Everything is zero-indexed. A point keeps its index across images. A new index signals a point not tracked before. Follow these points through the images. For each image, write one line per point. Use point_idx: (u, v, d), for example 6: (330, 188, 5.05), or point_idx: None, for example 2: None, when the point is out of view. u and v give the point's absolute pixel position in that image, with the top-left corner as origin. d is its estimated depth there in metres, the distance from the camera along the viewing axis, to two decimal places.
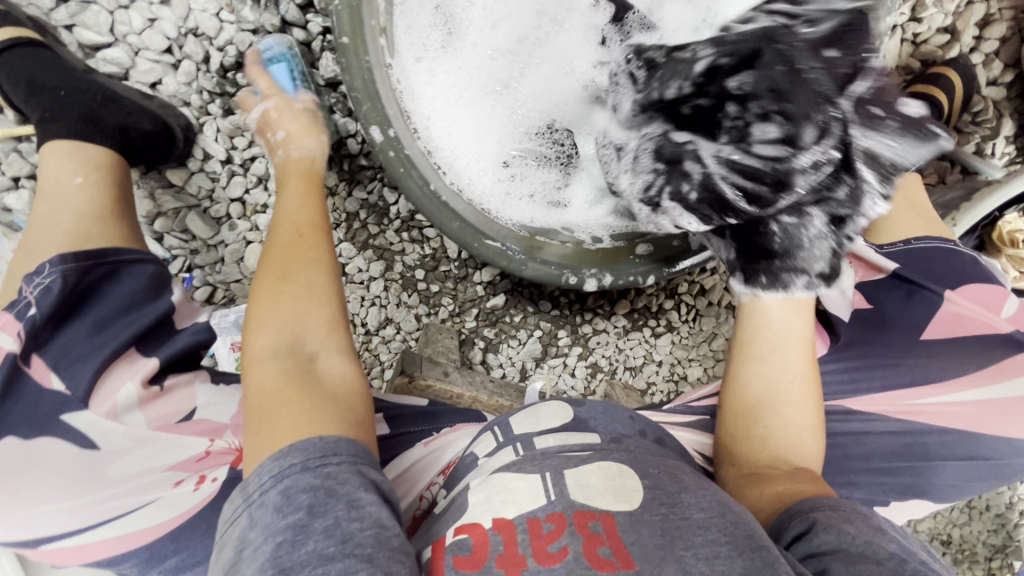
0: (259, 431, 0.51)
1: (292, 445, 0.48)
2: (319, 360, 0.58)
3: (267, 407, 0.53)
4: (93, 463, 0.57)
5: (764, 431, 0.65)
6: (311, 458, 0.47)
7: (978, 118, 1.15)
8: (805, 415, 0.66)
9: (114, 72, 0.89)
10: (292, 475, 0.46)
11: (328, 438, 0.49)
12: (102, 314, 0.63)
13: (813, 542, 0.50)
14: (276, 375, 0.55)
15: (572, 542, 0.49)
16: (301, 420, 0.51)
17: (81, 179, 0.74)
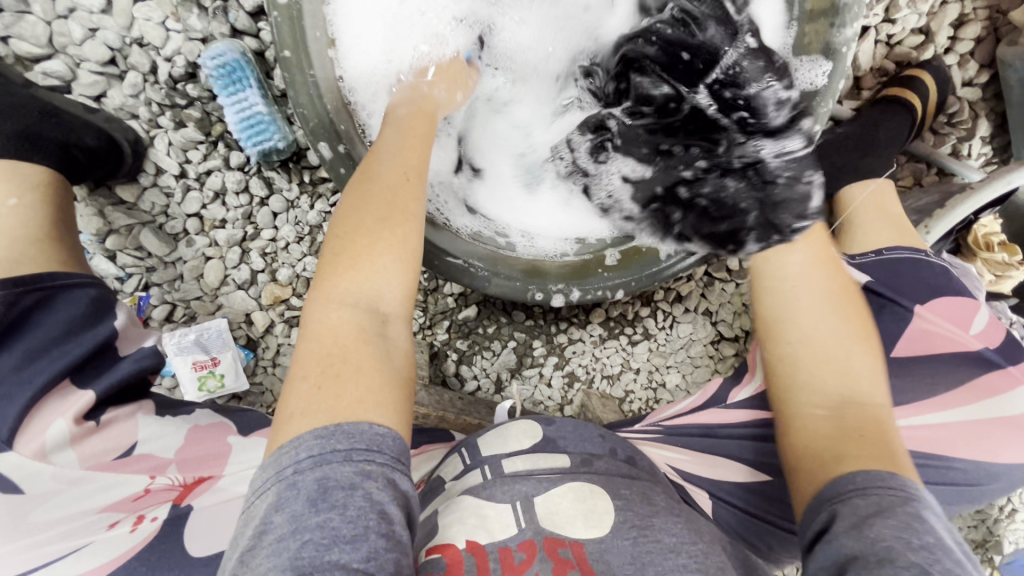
0: (313, 393, 0.48)
1: (338, 425, 0.46)
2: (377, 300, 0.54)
3: (331, 362, 0.49)
4: (19, 507, 0.54)
5: (801, 367, 0.60)
6: (342, 449, 0.45)
7: (954, 118, 1.14)
8: (839, 340, 0.59)
9: (56, 85, 0.85)
10: (331, 463, 0.44)
11: (377, 429, 0.47)
12: (34, 344, 0.62)
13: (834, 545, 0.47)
14: (336, 320, 0.52)
15: (543, 568, 0.52)
16: (355, 398, 0.48)
17: (14, 201, 0.71)
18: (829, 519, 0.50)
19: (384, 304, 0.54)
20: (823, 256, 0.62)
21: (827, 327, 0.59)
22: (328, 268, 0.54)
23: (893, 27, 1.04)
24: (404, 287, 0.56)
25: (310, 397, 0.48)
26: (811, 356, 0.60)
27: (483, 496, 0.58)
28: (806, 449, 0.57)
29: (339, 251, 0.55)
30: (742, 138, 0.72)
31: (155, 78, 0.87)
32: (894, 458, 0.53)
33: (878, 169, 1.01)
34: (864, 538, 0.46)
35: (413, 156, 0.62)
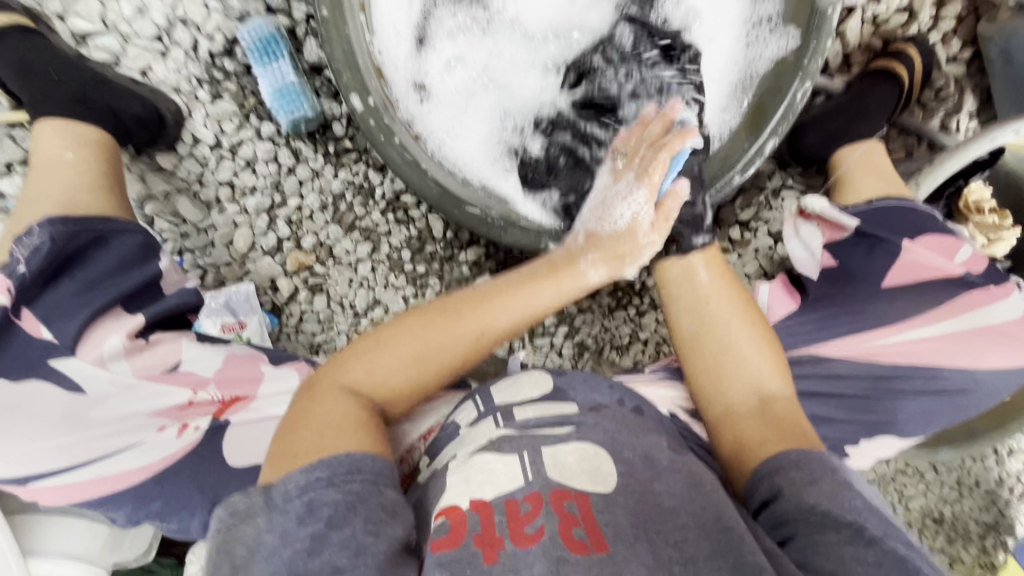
0: (295, 434, 0.56)
1: (311, 460, 0.52)
2: (385, 404, 0.63)
3: (311, 418, 0.57)
4: (82, 405, 0.61)
5: (713, 376, 0.69)
6: (340, 473, 0.51)
7: (941, 93, 1.20)
8: (748, 344, 0.69)
9: (105, 58, 0.93)
10: (321, 489, 0.50)
11: (355, 455, 0.53)
12: (93, 275, 0.64)
13: (776, 511, 0.55)
14: (350, 404, 0.59)
15: (548, 522, 0.53)
16: (328, 436, 0.55)
17: (71, 155, 0.76)
18: (775, 490, 0.57)
19: (392, 402, 0.64)
20: (716, 266, 0.74)
21: (737, 333, 0.69)
22: (375, 344, 0.64)
23: (877, 6, 1.12)
24: (413, 397, 0.66)
25: (318, 432, 0.56)
26: (726, 360, 0.69)
27: (494, 452, 0.61)
28: (729, 436, 0.65)
29: (413, 329, 0.65)
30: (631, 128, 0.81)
31: (196, 53, 0.95)
32: (807, 438, 0.62)
33: (869, 133, 1.06)
34: (803, 503, 0.54)
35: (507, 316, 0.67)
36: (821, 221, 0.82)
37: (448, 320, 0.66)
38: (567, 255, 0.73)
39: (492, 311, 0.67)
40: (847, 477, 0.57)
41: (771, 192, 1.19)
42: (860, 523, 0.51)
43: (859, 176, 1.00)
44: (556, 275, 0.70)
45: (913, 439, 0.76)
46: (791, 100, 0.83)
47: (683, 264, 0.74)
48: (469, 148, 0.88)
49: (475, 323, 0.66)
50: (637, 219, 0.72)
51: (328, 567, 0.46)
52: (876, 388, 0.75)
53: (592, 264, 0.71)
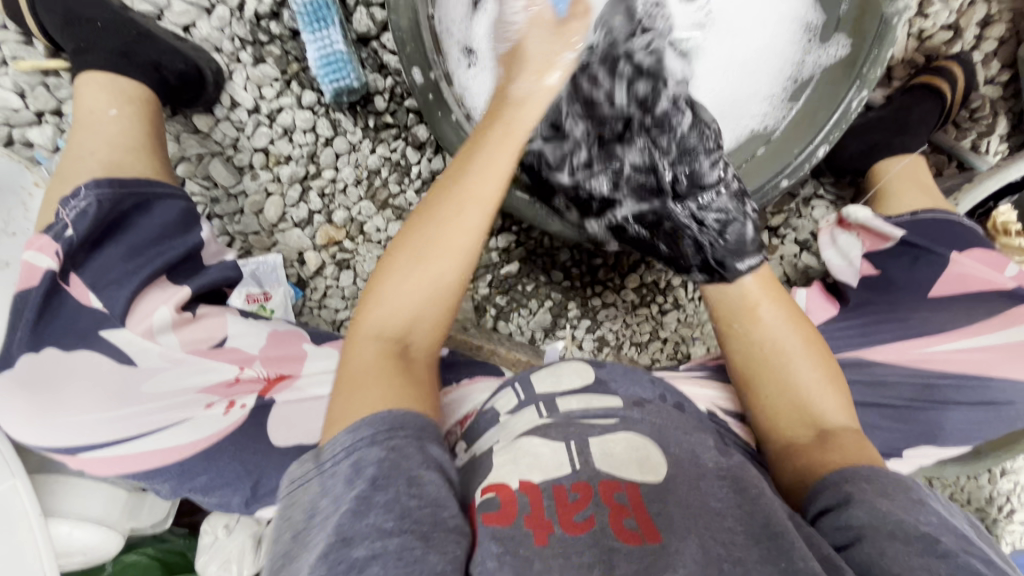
0: (348, 397, 0.57)
1: (362, 420, 0.54)
2: (411, 336, 0.64)
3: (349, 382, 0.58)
4: (131, 377, 0.59)
5: (776, 414, 0.69)
6: (382, 432, 0.52)
7: (976, 114, 1.20)
8: (810, 381, 0.69)
9: (149, 11, 0.90)
10: (363, 449, 0.51)
11: (397, 412, 0.54)
12: (137, 241, 0.62)
13: (845, 516, 0.54)
14: (375, 353, 0.61)
15: (598, 511, 0.54)
16: (383, 395, 0.56)
17: (114, 111, 0.74)
18: (841, 497, 0.56)
19: (419, 333, 0.64)
20: (768, 288, 0.74)
21: (798, 371, 0.69)
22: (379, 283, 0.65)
23: (924, 21, 1.13)
24: (439, 313, 0.66)
25: (353, 393, 0.57)
26: (785, 396, 0.69)
27: (539, 436, 0.61)
28: (791, 463, 0.65)
29: (420, 234, 0.65)
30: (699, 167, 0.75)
31: (242, 13, 0.92)
32: (869, 457, 0.61)
33: (912, 146, 1.06)
34: (874, 510, 0.53)
35: (482, 179, 0.65)
36: (864, 231, 0.83)
37: (436, 205, 0.66)
38: (499, 91, 0.69)
39: (462, 213, 0.65)
40: (919, 493, 0.56)
41: (803, 200, 1.20)
42: (934, 534, 0.51)
43: (902, 190, 1.01)
44: (496, 117, 0.67)
45: (954, 449, 0.77)
46: (846, 108, 0.83)
47: (740, 297, 0.74)
48: None
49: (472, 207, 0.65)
50: (532, 21, 0.68)
51: (375, 531, 0.45)
52: (921, 399, 0.75)
53: (516, 80, 0.68)
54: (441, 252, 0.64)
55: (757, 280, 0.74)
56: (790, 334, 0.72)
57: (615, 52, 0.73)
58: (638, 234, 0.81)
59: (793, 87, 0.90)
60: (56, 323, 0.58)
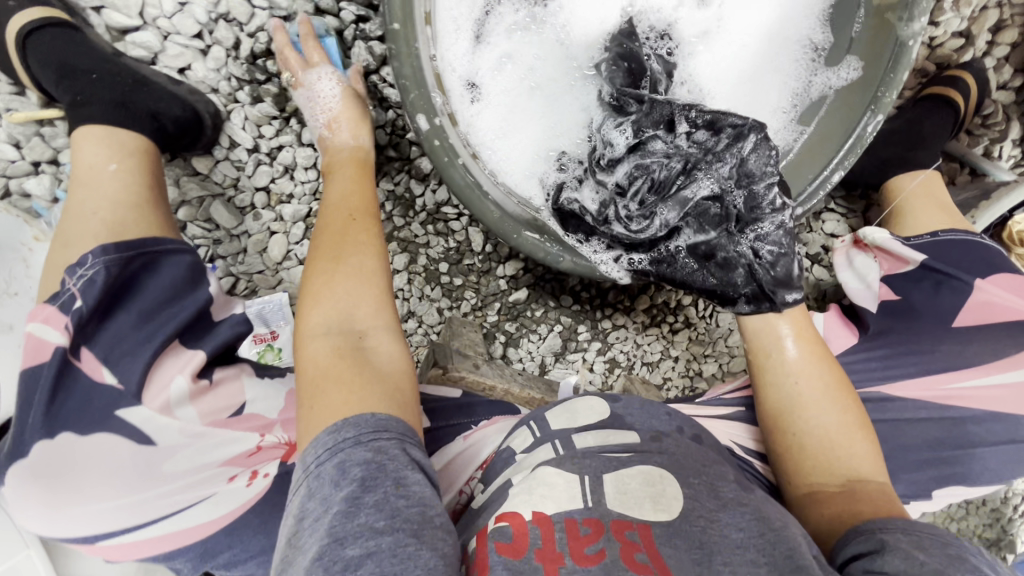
0: (312, 410, 0.54)
1: (347, 419, 0.51)
2: (368, 336, 0.61)
3: (315, 388, 0.55)
4: (150, 457, 0.56)
5: (803, 458, 0.67)
6: (365, 433, 0.50)
7: (988, 120, 1.18)
8: (838, 428, 0.67)
9: (142, 56, 0.86)
10: (346, 450, 0.49)
11: (380, 415, 0.52)
12: (148, 305, 0.61)
13: (875, 559, 0.51)
14: (330, 350, 0.58)
15: (610, 545, 0.54)
16: (351, 398, 0.53)
17: (114, 165, 0.71)
18: (876, 544, 0.53)
19: (376, 333, 0.62)
20: (800, 327, 0.73)
21: (824, 415, 0.68)
22: (327, 279, 0.64)
23: (935, 29, 1.09)
24: (382, 316, 0.63)
25: (318, 398, 0.54)
26: (817, 441, 0.67)
27: (555, 466, 0.61)
28: (819, 510, 0.63)
29: (321, 267, 0.65)
30: (755, 188, 0.71)
31: (237, 53, 0.89)
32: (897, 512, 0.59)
33: (925, 163, 1.04)
34: (909, 559, 0.49)
35: (360, 201, 0.74)
36: (883, 254, 0.84)
37: (320, 245, 0.68)
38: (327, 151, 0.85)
39: (336, 241, 0.68)
40: (962, 549, 0.51)
41: (814, 214, 1.18)
42: None
43: (917, 209, 0.98)
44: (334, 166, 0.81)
45: (983, 488, 0.75)
46: (861, 133, 0.80)
47: (769, 335, 0.73)
48: (520, 156, 0.82)
49: (363, 234, 0.69)
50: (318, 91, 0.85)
51: (367, 530, 0.45)
52: (950, 436, 0.73)
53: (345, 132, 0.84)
54: (351, 263, 0.65)
55: (791, 318, 0.73)
56: (820, 371, 0.71)
57: (672, 112, 0.74)
58: (690, 264, 0.75)
59: (804, 105, 0.87)
60: (69, 405, 0.55)
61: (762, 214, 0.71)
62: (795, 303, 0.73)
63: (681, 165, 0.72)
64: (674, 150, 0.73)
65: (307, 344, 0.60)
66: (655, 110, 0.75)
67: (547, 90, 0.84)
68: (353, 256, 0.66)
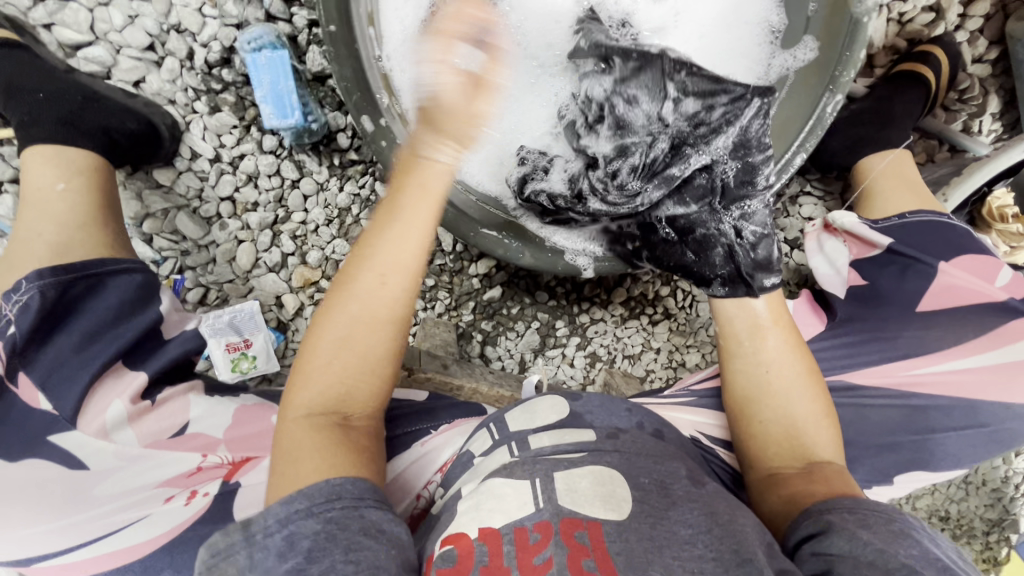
0: (280, 473, 0.52)
1: (298, 490, 0.49)
2: (349, 398, 0.59)
3: (286, 453, 0.54)
4: (81, 481, 0.55)
5: (766, 445, 0.66)
6: (318, 503, 0.48)
7: (964, 95, 1.16)
8: (807, 417, 0.66)
9: (97, 71, 0.88)
10: (297, 521, 0.47)
11: (335, 481, 0.50)
12: (88, 327, 0.62)
13: (823, 543, 0.51)
14: (310, 430, 0.55)
15: (557, 552, 0.51)
16: (322, 464, 0.52)
17: (62, 185, 0.72)
18: (820, 526, 0.54)
19: (353, 394, 0.59)
20: (778, 312, 0.70)
21: (795, 403, 0.66)
22: (309, 346, 0.59)
23: (903, 5, 1.07)
24: (374, 386, 0.60)
25: (287, 466, 0.53)
26: (780, 428, 0.66)
27: (503, 476, 0.59)
28: (776, 493, 0.62)
29: (355, 291, 0.59)
30: (743, 159, 0.68)
31: (191, 63, 0.90)
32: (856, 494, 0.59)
33: (897, 140, 1.02)
34: (852, 539, 0.50)
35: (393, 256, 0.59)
36: (851, 238, 0.82)
37: (356, 277, 0.59)
38: (409, 148, 0.61)
39: (350, 298, 0.59)
40: (906, 524, 0.52)
41: (790, 198, 1.16)
42: (913, 567, 0.48)
43: (887, 189, 0.97)
44: (408, 184, 0.59)
45: (947, 473, 0.75)
46: (821, 112, 0.79)
47: (744, 320, 0.70)
48: None
49: (367, 273, 0.59)
50: (464, 69, 0.58)
51: None
52: (913, 422, 0.73)
53: (436, 140, 0.59)
54: (340, 325, 0.58)
55: (768, 301, 0.70)
56: (792, 360, 0.68)
57: (663, 69, 0.67)
58: (668, 236, 0.74)
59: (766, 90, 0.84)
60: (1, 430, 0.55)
61: (750, 186, 0.69)
62: (774, 286, 0.70)
63: (673, 139, 0.68)
64: (660, 118, 0.67)
65: (287, 410, 0.57)
66: (645, 63, 0.67)
67: None
68: (343, 311, 0.59)
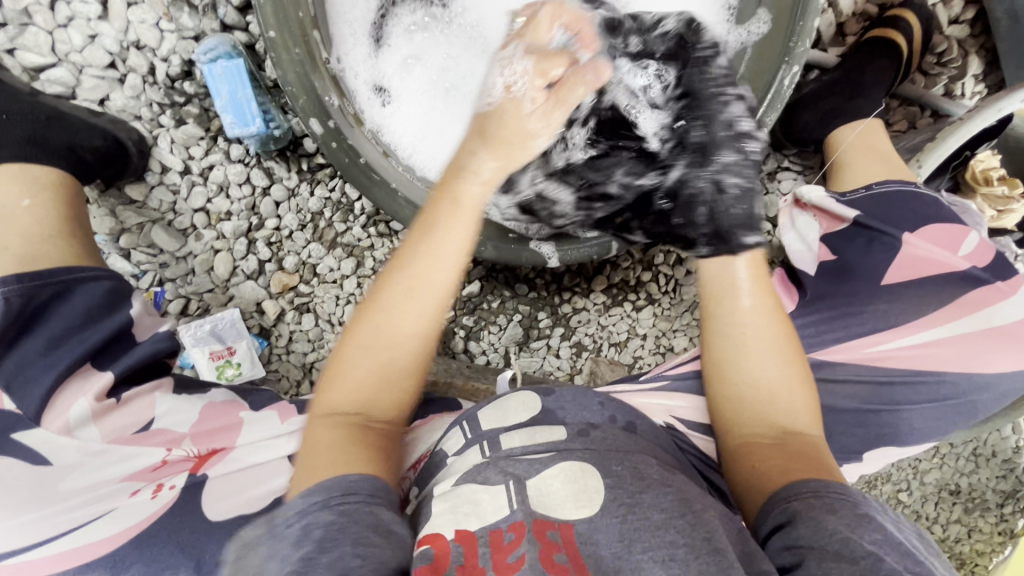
0: (304, 466, 0.54)
1: (320, 483, 0.51)
2: (374, 409, 0.60)
3: (310, 451, 0.55)
4: (47, 477, 0.59)
5: (739, 411, 0.65)
6: (334, 496, 0.49)
7: (943, 58, 1.12)
8: (780, 381, 0.65)
9: (61, 92, 0.91)
10: (315, 512, 0.49)
11: (352, 476, 0.51)
12: (56, 331, 0.64)
13: (791, 535, 0.50)
14: (333, 429, 0.56)
15: (530, 549, 0.47)
16: (340, 460, 0.53)
17: (27, 202, 0.74)
18: (788, 515, 0.52)
19: (380, 405, 0.60)
20: (760, 272, 0.67)
21: (771, 367, 0.65)
22: (344, 353, 0.60)
23: None
24: (400, 389, 0.61)
25: (311, 460, 0.54)
26: (752, 394, 0.65)
27: (478, 481, 0.53)
28: (745, 468, 0.61)
29: (389, 297, 0.60)
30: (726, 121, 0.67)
31: (154, 78, 0.92)
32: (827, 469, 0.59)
33: (867, 110, 1.01)
34: (819, 528, 0.49)
35: (426, 264, 0.60)
36: (821, 213, 0.81)
37: (390, 285, 0.60)
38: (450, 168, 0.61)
39: (384, 312, 0.60)
40: (868, 509, 0.52)
41: (767, 175, 1.11)
42: (878, 554, 0.47)
43: (856, 160, 0.96)
44: (442, 199, 0.60)
45: (915, 447, 0.76)
46: (778, 87, 0.74)
47: (728, 280, 0.67)
48: (436, 153, 0.81)
49: (429, 293, 0.60)
50: (515, 94, 0.57)
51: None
52: (878, 396, 0.74)
53: (479, 151, 0.59)
54: (391, 339, 0.60)
55: (750, 260, 0.67)
56: (772, 325, 0.66)
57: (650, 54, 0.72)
58: (663, 209, 0.70)
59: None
60: None
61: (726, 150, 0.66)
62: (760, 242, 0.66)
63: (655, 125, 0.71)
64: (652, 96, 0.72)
65: (318, 415, 0.59)
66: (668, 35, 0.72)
67: (461, 84, 0.83)
68: (373, 326, 0.60)
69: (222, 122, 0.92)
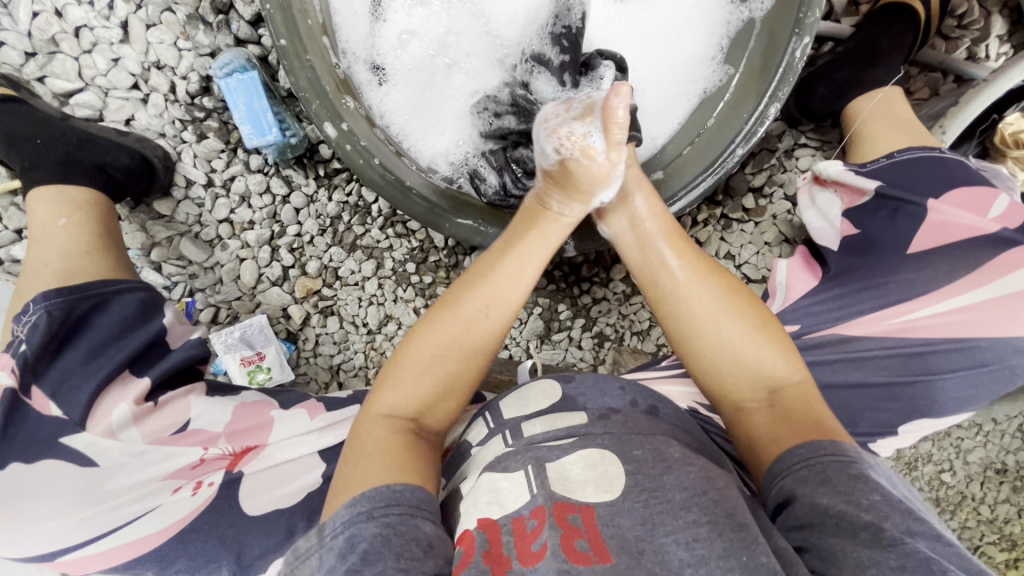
0: (349, 478, 0.53)
1: (360, 492, 0.50)
2: (425, 412, 0.60)
3: (351, 453, 0.55)
4: (95, 478, 0.61)
5: (727, 392, 0.62)
6: (378, 508, 0.49)
7: (964, 20, 1.07)
8: (742, 336, 0.62)
9: (89, 115, 0.95)
10: (359, 524, 0.48)
11: (395, 486, 0.50)
12: (96, 340, 0.67)
13: (794, 514, 0.49)
14: (389, 431, 0.57)
15: (552, 536, 0.47)
16: (391, 466, 0.53)
17: (64, 220, 0.78)
18: (787, 493, 0.50)
19: (432, 413, 0.61)
20: (675, 238, 0.69)
21: (726, 325, 0.63)
22: (400, 363, 0.61)
23: None
24: (454, 397, 0.62)
25: (359, 465, 0.54)
26: (728, 361, 0.62)
27: (501, 469, 0.54)
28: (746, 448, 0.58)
29: (463, 309, 0.62)
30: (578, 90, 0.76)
31: (174, 95, 0.95)
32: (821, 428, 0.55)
33: (885, 79, 0.98)
34: (816, 505, 0.47)
35: (503, 279, 0.64)
36: (840, 186, 0.81)
37: (466, 297, 0.63)
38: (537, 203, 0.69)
39: (453, 320, 0.62)
40: (865, 468, 0.50)
41: (784, 153, 1.08)
42: (891, 529, 0.45)
43: (876, 130, 0.94)
44: (532, 225, 0.67)
45: (953, 418, 0.74)
46: (790, 59, 0.72)
47: (650, 257, 0.69)
48: (436, 140, 0.83)
49: (498, 312, 0.63)
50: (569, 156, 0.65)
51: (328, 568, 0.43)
52: (909, 367, 0.73)
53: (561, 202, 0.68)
54: (453, 349, 0.61)
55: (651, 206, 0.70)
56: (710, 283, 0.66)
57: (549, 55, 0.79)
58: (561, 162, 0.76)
59: (729, 45, 0.82)
60: (19, 436, 0.60)
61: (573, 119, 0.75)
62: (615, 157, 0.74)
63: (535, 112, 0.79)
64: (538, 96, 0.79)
65: (367, 419, 0.59)
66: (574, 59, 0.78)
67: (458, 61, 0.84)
68: (432, 337, 0.61)
69: (240, 130, 0.94)
